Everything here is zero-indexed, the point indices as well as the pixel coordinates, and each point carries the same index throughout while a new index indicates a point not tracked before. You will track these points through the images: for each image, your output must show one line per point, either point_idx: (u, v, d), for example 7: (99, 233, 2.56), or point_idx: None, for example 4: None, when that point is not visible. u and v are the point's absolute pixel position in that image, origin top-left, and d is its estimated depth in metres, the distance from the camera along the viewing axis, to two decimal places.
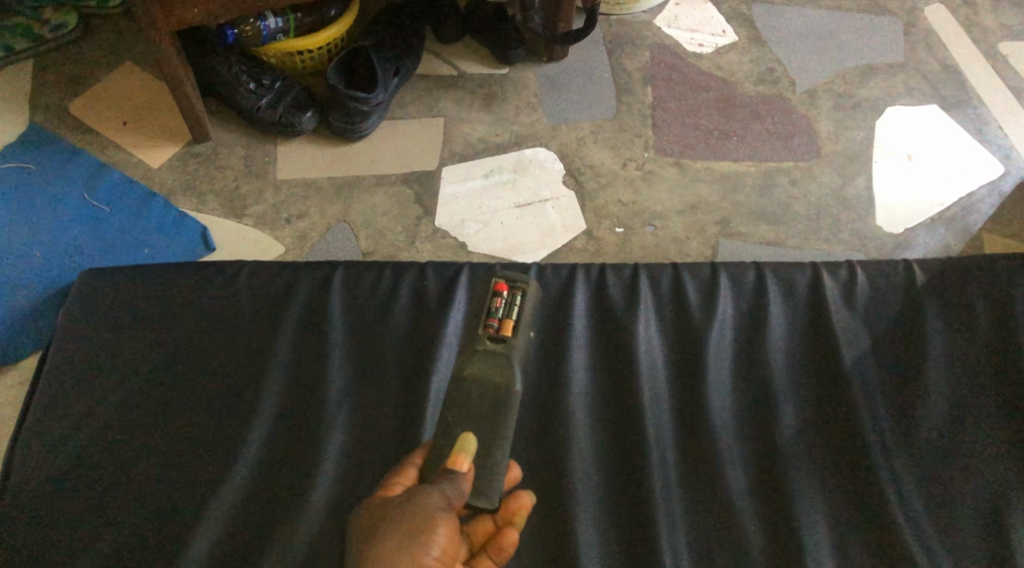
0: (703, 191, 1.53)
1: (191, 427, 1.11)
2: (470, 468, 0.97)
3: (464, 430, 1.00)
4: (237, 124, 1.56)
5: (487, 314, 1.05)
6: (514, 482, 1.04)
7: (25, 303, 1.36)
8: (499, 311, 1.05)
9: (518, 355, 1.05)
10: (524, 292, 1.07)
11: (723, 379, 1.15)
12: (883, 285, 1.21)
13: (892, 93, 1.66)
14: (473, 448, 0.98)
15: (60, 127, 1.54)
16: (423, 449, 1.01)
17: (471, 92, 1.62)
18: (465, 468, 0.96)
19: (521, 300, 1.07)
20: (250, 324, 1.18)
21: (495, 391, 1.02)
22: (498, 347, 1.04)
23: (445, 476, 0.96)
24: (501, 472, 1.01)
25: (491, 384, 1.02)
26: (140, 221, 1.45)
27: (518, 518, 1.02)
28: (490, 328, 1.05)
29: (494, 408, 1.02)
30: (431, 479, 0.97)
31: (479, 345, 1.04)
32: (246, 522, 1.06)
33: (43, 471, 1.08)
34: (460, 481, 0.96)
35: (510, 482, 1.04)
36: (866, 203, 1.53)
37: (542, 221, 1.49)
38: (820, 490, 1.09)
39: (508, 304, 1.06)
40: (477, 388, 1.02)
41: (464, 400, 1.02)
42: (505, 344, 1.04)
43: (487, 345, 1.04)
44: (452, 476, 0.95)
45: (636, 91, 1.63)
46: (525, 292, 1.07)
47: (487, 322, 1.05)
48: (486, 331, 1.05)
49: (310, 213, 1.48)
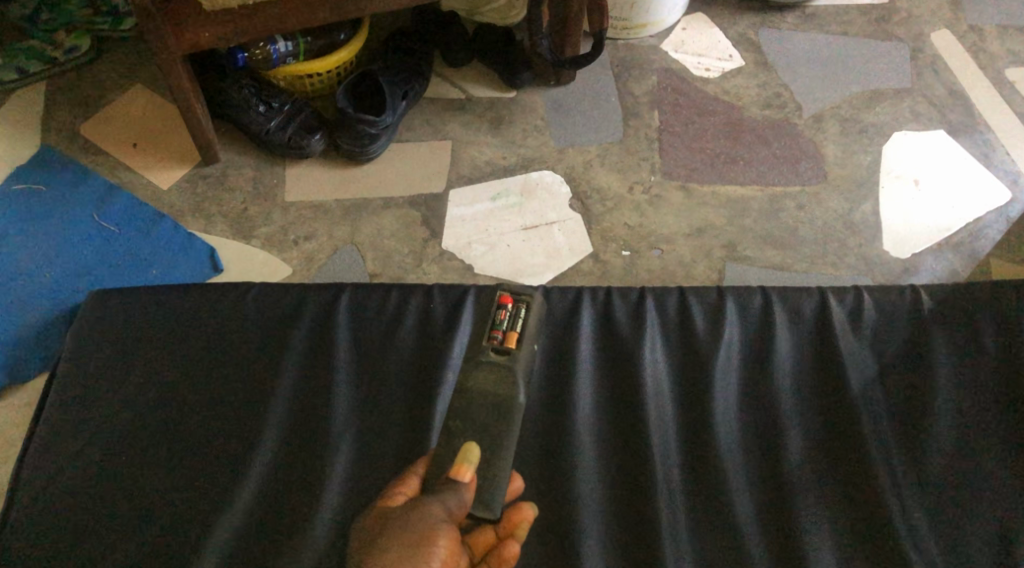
0: (710, 214, 1.53)
1: (198, 445, 1.12)
2: (473, 478, 0.98)
3: (467, 438, 1.02)
4: (245, 146, 1.57)
5: (492, 326, 1.09)
6: (515, 494, 1.05)
7: (35, 324, 1.37)
8: (503, 323, 1.09)
9: (522, 367, 1.07)
10: (528, 305, 1.11)
11: (729, 403, 1.15)
12: (891, 310, 1.21)
13: (898, 117, 1.66)
14: (475, 457, 0.99)
15: (71, 148, 1.56)
16: (425, 461, 1.01)
17: (479, 115, 1.63)
18: (467, 479, 0.97)
19: (525, 314, 1.10)
20: (257, 343, 1.19)
21: (498, 403, 1.04)
22: (501, 358, 1.07)
23: (447, 486, 0.97)
24: (503, 484, 1.02)
25: (493, 395, 1.04)
26: (150, 241, 1.46)
27: (519, 530, 1.03)
28: (494, 339, 1.08)
29: (497, 419, 1.04)
30: (434, 490, 0.97)
31: (483, 357, 1.07)
32: (250, 540, 1.06)
33: (51, 489, 1.08)
34: (461, 491, 0.97)
35: (512, 493, 1.05)
36: (872, 227, 1.53)
37: (550, 243, 1.49)
38: (827, 513, 1.08)
39: (513, 316, 1.10)
40: (481, 398, 1.04)
41: (467, 412, 1.04)
42: (509, 356, 1.07)
43: (490, 356, 1.07)
44: (455, 486, 0.97)
45: (643, 114, 1.64)
46: (529, 305, 1.11)
47: (492, 334, 1.08)
48: (490, 342, 1.08)
49: (318, 235, 1.49)
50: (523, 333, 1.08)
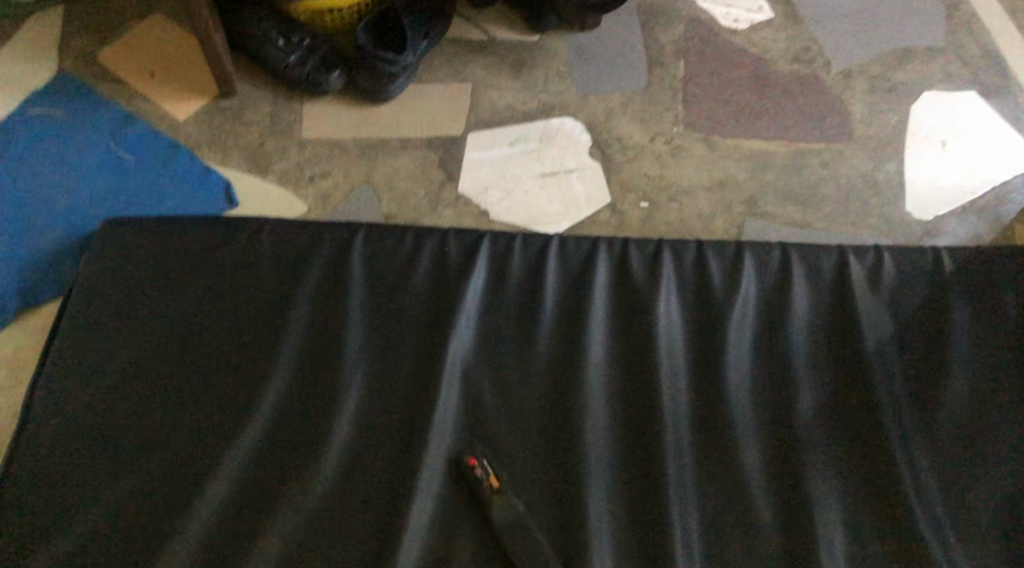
0: (731, 168, 1.51)
1: (209, 376, 1.12)
2: None
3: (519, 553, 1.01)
4: (263, 81, 1.55)
5: (478, 482, 1.05)
6: (529, 461, 1.09)
7: (48, 248, 1.37)
8: (482, 477, 1.05)
9: (516, 502, 1.04)
10: (488, 454, 1.08)
11: (743, 357, 1.15)
12: (909, 272, 1.20)
13: (929, 77, 1.62)
14: None
15: (88, 74, 1.54)
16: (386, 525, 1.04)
17: (501, 58, 1.60)
18: None
19: (491, 462, 1.07)
20: (272, 277, 1.19)
21: (521, 526, 1.02)
22: (500, 498, 1.04)
23: None
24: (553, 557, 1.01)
25: (513, 527, 1.02)
26: (165, 172, 1.45)
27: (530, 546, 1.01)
28: (489, 485, 1.05)
29: (526, 547, 1.01)
30: None
31: (485, 497, 1.05)
32: (259, 471, 1.07)
33: (64, 411, 1.10)
34: None
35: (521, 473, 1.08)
36: (896, 187, 1.51)
37: (567, 192, 1.48)
38: (834, 470, 1.08)
39: (482, 466, 1.07)
40: (513, 539, 1.02)
41: (509, 544, 1.02)
42: (503, 498, 1.04)
43: (490, 497, 1.04)
44: None
45: (668, 64, 1.61)
46: (490, 451, 1.08)
47: (486, 484, 1.05)
48: (487, 487, 1.05)
49: (333, 173, 1.48)
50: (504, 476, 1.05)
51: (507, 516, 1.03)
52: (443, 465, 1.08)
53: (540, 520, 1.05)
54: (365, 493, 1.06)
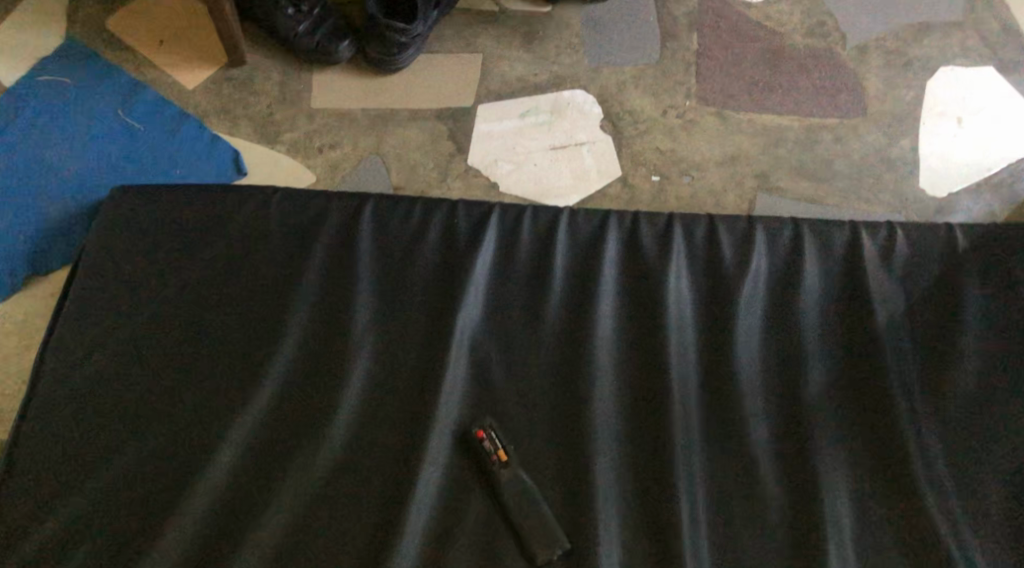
0: (744, 143, 1.50)
1: (217, 344, 1.12)
2: None
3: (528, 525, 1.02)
4: (272, 50, 1.54)
5: (486, 454, 1.06)
6: (536, 434, 1.09)
7: (57, 216, 1.37)
8: (491, 450, 1.06)
9: (523, 475, 1.05)
10: (496, 426, 1.08)
11: (753, 332, 1.14)
12: (923, 248, 1.19)
13: (946, 52, 1.60)
14: None
15: (96, 41, 1.53)
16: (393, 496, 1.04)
17: (512, 29, 1.58)
18: None
19: (499, 434, 1.07)
20: (280, 247, 1.19)
21: (528, 499, 1.04)
22: (508, 472, 1.05)
23: None
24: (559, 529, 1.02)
25: (521, 500, 1.03)
26: (174, 141, 1.44)
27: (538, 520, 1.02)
28: (496, 458, 1.05)
29: (534, 520, 1.02)
30: None
31: (493, 470, 1.05)
32: (267, 440, 1.07)
33: (74, 378, 1.10)
34: None
35: (531, 446, 1.08)
36: (910, 164, 1.49)
37: (577, 165, 1.47)
38: (843, 445, 1.08)
39: (490, 438, 1.07)
40: (521, 511, 1.03)
41: (516, 515, 1.03)
42: (510, 471, 1.05)
43: (498, 470, 1.05)
44: None
45: (681, 37, 1.59)
46: (498, 423, 1.08)
47: (494, 457, 1.05)
48: (495, 460, 1.05)
49: (342, 143, 1.47)
50: (512, 449, 1.06)
51: (516, 490, 1.04)
52: (451, 435, 1.08)
53: (547, 492, 1.06)
54: (373, 463, 1.06)
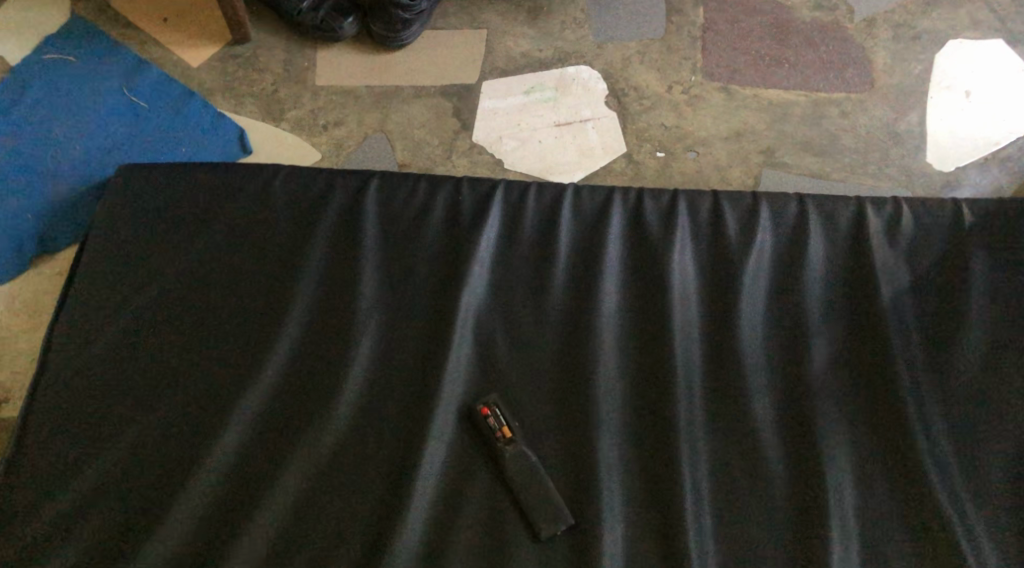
0: (749, 118, 1.49)
1: (224, 323, 1.13)
2: None
3: (532, 501, 1.03)
4: (277, 27, 1.54)
5: (490, 430, 1.07)
6: (540, 409, 1.09)
7: (64, 194, 1.38)
8: (495, 426, 1.07)
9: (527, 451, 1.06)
10: (500, 402, 1.08)
11: (757, 309, 1.14)
12: (928, 224, 1.19)
13: (956, 25, 1.58)
14: None
15: (100, 19, 1.53)
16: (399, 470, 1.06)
17: (516, 4, 1.57)
18: None
19: (502, 411, 1.08)
20: (284, 226, 1.19)
21: (532, 474, 1.05)
22: (512, 448, 1.05)
23: None
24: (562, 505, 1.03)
25: (525, 475, 1.04)
26: (179, 119, 1.44)
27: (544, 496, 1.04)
28: (501, 434, 1.06)
29: (538, 495, 1.03)
30: None
31: (497, 446, 1.06)
32: (273, 416, 1.09)
33: (83, 354, 1.11)
34: None
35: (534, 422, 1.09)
36: (917, 138, 1.48)
37: (582, 141, 1.47)
38: (846, 422, 1.09)
39: (494, 414, 1.07)
40: (525, 487, 1.04)
41: (521, 490, 1.04)
42: (514, 447, 1.06)
43: (502, 446, 1.05)
44: None
45: (686, 11, 1.57)
46: (501, 400, 1.09)
47: (498, 433, 1.06)
48: (499, 436, 1.06)
49: (347, 121, 1.47)
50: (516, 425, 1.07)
51: (520, 467, 1.05)
52: (455, 413, 1.09)
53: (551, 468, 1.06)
54: (379, 439, 1.07)
